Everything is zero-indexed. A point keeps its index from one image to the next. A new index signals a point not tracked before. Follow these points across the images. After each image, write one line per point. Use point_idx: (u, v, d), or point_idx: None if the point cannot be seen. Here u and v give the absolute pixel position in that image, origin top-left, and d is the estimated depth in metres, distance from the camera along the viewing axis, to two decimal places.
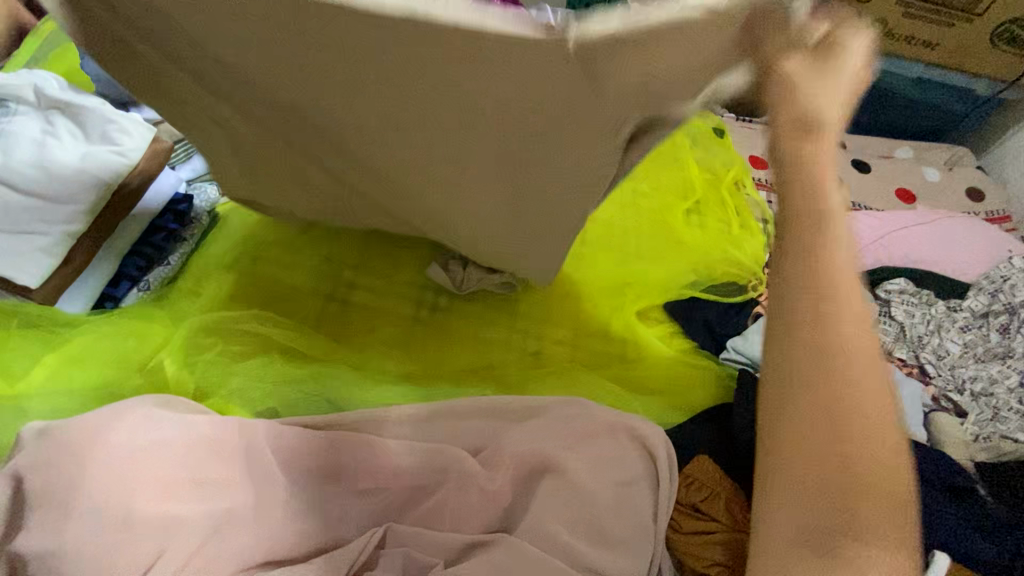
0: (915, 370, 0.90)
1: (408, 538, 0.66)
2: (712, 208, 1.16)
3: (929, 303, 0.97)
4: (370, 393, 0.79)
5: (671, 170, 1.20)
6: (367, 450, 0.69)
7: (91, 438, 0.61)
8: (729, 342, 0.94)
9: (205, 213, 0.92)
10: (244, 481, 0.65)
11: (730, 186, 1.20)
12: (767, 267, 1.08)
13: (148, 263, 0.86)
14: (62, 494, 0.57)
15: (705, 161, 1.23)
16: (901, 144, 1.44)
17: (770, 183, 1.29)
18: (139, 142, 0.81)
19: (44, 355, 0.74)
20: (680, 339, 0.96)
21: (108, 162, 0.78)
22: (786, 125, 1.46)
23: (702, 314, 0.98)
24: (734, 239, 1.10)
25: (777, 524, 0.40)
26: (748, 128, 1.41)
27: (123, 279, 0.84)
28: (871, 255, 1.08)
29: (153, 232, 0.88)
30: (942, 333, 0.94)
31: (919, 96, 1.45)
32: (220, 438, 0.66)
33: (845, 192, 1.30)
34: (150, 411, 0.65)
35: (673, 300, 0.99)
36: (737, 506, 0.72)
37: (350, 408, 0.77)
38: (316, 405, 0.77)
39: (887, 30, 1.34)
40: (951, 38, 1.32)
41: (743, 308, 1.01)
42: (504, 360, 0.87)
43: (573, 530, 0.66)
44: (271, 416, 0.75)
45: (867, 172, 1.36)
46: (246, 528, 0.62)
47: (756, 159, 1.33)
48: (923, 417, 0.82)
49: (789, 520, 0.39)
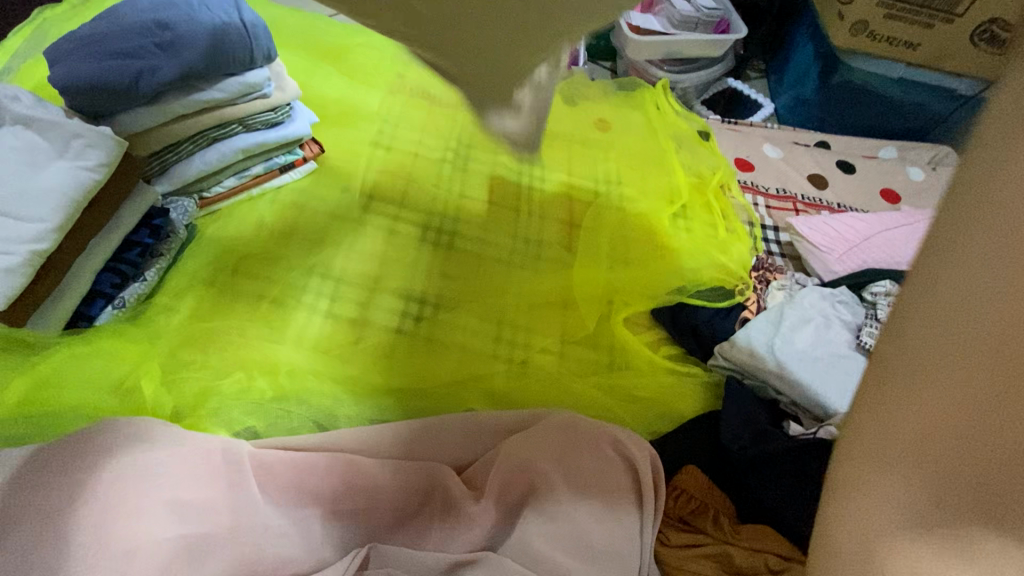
0: None
1: (391, 558, 0.64)
2: (698, 213, 1.16)
3: None
4: (352, 409, 0.77)
5: (656, 176, 1.21)
6: (350, 470, 0.68)
7: (70, 474, 0.59)
8: (717, 347, 0.92)
9: (183, 228, 0.91)
10: (220, 504, 0.63)
11: (716, 189, 1.20)
12: (754, 271, 1.08)
13: (123, 281, 0.84)
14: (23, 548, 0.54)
15: (691, 165, 1.24)
16: (884, 144, 1.45)
17: (757, 185, 1.28)
18: (110, 157, 0.79)
19: (19, 377, 0.72)
20: (669, 347, 0.97)
21: (78, 179, 0.77)
22: (772, 126, 1.46)
23: (691, 319, 0.97)
24: (721, 244, 1.10)
25: (876, 504, 0.38)
26: (733, 130, 1.41)
27: (97, 297, 0.82)
28: (856, 256, 1.07)
29: (129, 248, 0.86)
30: None
31: (901, 97, 1.45)
32: (198, 458, 0.64)
33: (830, 192, 1.31)
34: (107, 446, 0.61)
35: (662, 307, 0.99)
36: (725, 518, 0.72)
37: (332, 427, 0.75)
38: (297, 424, 0.75)
39: (868, 31, 1.35)
40: (931, 39, 1.34)
41: (732, 313, 0.99)
42: (494, 369, 0.86)
43: (561, 547, 0.65)
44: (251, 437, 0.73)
45: (851, 173, 1.36)
46: (225, 551, 0.61)
47: (742, 160, 1.33)
48: None
49: (890, 496, 0.37)
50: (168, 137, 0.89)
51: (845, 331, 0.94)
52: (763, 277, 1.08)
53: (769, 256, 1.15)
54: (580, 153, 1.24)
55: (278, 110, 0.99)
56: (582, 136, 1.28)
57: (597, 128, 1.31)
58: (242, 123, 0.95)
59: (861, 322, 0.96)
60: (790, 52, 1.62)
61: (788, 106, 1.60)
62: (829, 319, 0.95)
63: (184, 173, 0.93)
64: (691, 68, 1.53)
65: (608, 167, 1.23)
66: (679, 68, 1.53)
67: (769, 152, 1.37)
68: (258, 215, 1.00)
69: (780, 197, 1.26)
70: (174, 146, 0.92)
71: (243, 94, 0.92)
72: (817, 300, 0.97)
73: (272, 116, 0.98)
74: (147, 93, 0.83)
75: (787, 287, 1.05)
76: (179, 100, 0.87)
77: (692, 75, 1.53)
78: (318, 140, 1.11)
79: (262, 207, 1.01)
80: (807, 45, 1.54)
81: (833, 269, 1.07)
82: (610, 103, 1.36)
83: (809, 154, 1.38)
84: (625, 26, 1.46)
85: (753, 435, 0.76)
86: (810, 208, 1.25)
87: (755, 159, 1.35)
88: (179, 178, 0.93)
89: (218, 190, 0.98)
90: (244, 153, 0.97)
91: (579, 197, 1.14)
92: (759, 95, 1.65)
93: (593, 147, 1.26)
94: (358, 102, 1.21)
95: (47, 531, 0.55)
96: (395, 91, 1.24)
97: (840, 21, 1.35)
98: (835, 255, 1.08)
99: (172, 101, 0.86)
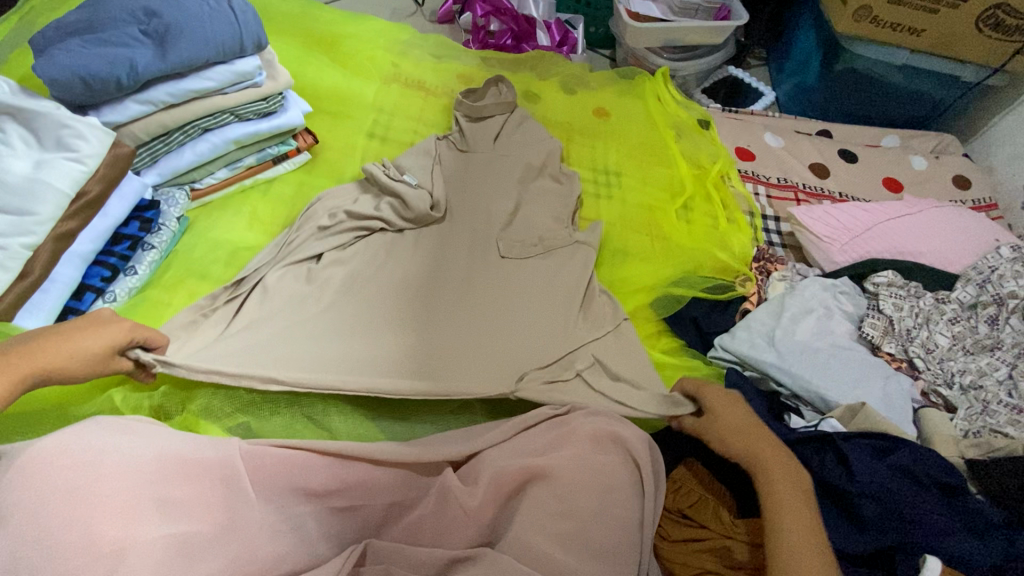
0: (904, 364, 0.89)
1: (387, 554, 0.64)
2: (699, 203, 1.14)
3: (916, 295, 0.97)
4: (346, 407, 0.77)
5: (656, 167, 1.20)
6: (345, 469, 0.69)
7: (52, 469, 0.56)
8: (717, 338, 0.93)
9: (174, 219, 0.91)
10: (209, 502, 0.62)
11: (717, 179, 1.18)
12: (754, 262, 1.07)
13: (114, 274, 0.83)
14: (1, 551, 0.51)
15: (691, 154, 1.23)
16: (886, 133, 1.44)
17: (758, 174, 1.27)
18: (98, 148, 0.76)
19: None
20: (670, 337, 0.95)
21: (65, 171, 0.74)
22: (773, 115, 1.44)
23: (690, 312, 0.97)
24: (721, 235, 1.08)
25: None
26: (734, 119, 1.39)
27: (87, 291, 0.80)
28: (858, 247, 1.06)
29: (118, 241, 0.85)
30: (930, 326, 0.93)
31: (905, 84, 1.43)
32: (189, 456, 0.63)
33: (832, 182, 1.29)
34: (100, 443, 0.60)
35: (660, 298, 0.98)
36: (725, 512, 0.70)
37: (330, 430, 0.75)
38: (291, 424, 0.75)
39: (872, 17, 1.30)
40: (936, 24, 1.29)
41: (730, 305, 0.99)
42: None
43: (559, 543, 0.63)
44: (244, 433, 0.73)
45: (853, 161, 1.34)
46: (217, 550, 0.59)
47: (743, 149, 1.31)
48: (911, 411, 0.79)
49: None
50: (155, 127, 0.86)
51: (846, 322, 0.93)
52: (763, 268, 1.07)
53: (770, 246, 1.14)
54: (579, 142, 1.24)
55: (270, 99, 0.97)
56: (581, 126, 1.27)
57: (596, 116, 1.29)
58: (233, 114, 0.94)
59: (863, 313, 0.95)
60: (792, 39, 1.60)
61: (791, 94, 1.60)
62: (830, 310, 0.94)
63: (175, 165, 0.92)
64: (691, 56, 1.52)
65: (607, 156, 1.22)
66: (679, 56, 1.51)
67: (771, 140, 1.35)
68: (253, 209, 1.00)
69: (781, 186, 1.25)
70: (164, 136, 0.89)
71: (233, 83, 0.90)
72: (819, 291, 0.96)
73: (263, 105, 0.96)
74: (134, 81, 0.80)
75: (789, 278, 1.04)
76: (167, 89, 0.84)
77: (691, 63, 1.51)
78: (311, 131, 1.09)
79: (258, 202, 1.01)
80: (809, 31, 1.52)
81: (834, 259, 1.05)
82: (608, 92, 1.34)
83: (811, 142, 1.36)
84: (624, 13, 1.44)
85: None
86: (811, 198, 1.24)
87: (757, 147, 1.33)
88: (169, 169, 0.92)
89: (211, 182, 0.98)
90: (236, 143, 0.95)
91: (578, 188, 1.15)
92: (759, 84, 1.64)
93: (593, 135, 1.25)
94: (353, 91, 1.19)
95: (30, 530, 0.52)
96: (390, 82, 1.23)
97: (842, 7, 1.32)
98: (837, 245, 1.06)
99: (158, 90, 0.84)
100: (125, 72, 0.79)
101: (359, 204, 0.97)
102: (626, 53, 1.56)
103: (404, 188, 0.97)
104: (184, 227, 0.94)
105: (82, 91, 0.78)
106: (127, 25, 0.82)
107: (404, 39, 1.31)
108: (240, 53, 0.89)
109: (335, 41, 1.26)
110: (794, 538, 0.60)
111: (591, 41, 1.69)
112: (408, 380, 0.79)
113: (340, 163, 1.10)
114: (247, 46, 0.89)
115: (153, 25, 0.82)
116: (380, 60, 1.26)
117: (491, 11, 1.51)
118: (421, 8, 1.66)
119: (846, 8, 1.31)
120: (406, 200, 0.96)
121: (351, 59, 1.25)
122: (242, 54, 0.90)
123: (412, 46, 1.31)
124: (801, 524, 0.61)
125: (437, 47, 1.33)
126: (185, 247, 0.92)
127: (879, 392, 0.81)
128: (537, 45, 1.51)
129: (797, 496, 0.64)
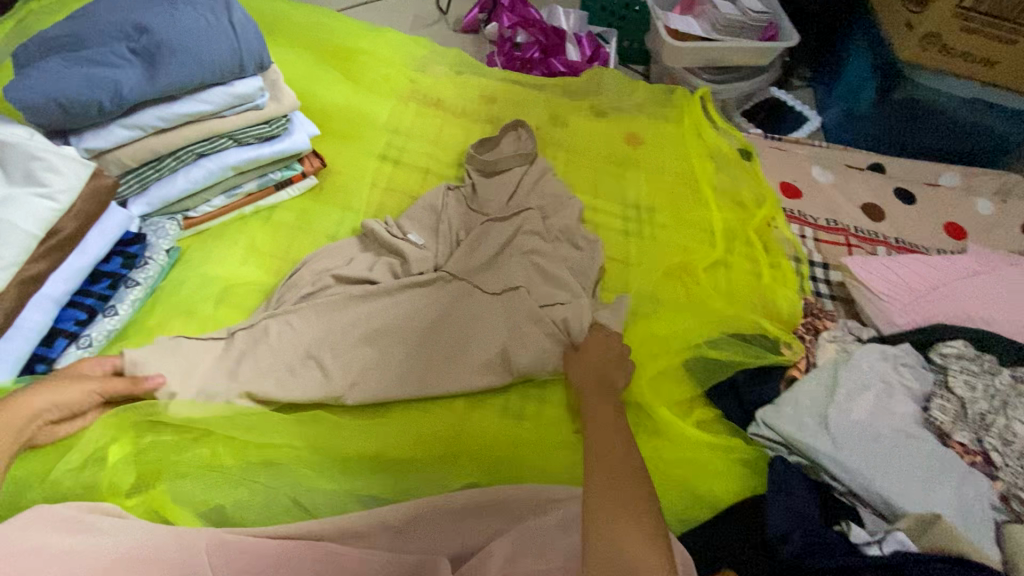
0: (978, 458, 0.77)
1: None
2: (739, 248, 1.04)
3: (990, 372, 0.84)
4: (333, 484, 0.68)
5: (693, 205, 1.10)
6: (329, 566, 0.59)
7: None
8: (759, 412, 0.81)
9: (163, 252, 0.82)
10: None
11: (760, 221, 1.07)
12: (802, 319, 0.96)
13: (90, 317, 0.74)
14: None
15: (730, 190, 1.12)
16: (946, 170, 1.30)
17: (804, 215, 1.15)
18: (71, 180, 0.69)
19: None
20: (704, 407, 0.84)
21: (33, 210, 0.66)
22: (820, 145, 1.32)
23: (729, 378, 0.86)
24: (763, 288, 0.97)
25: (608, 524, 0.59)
26: (778, 149, 1.27)
27: (59, 335, 0.72)
28: (921, 308, 0.94)
29: (97, 279, 0.77)
30: (1008, 411, 0.80)
31: (970, 118, 1.29)
32: (135, 551, 0.55)
33: (886, 225, 1.16)
34: (44, 542, 0.54)
35: (694, 360, 0.87)
36: None
37: (314, 511, 0.65)
38: (272, 503, 0.65)
39: (941, 44, 1.19)
40: (1013, 55, 1.17)
41: (774, 372, 0.87)
42: (513, 429, 0.78)
43: None
44: (219, 519, 0.63)
45: (911, 202, 1.21)
46: None
47: (788, 186, 1.19)
48: (991, 527, 0.68)
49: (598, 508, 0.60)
50: (144, 153, 0.78)
51: (909, 401, 0.81)
52: (811, 325, 0.95)
53: (818, 298, 1.02)
54: (609, 171, 1.13)
55: (272, 122, 0.88)
56: (611, 154, 1.16)
57: (627, 142, 1.18)
58: (232, 138, 0.85)
59: (929, 390, 0.83)
60: (842, 61, 1.47)
61: (837, 121, 1.45)
62: (891, 386, 0.82)
63: (166, 193, 0.84)
64: (732, 78, 1.40)
65: (638, 189, 1.11)
66: (720, 78, 1.39)
67: (819, 175, 1.22)
68: (250, 239, 0.91)
69: (830, 229, 1.13)
70: (154, 161, 0.81)
71: (231, 106, 0.82)
72: (877, 361, 0.84)
73: (265, 129, 0.87)
74: (119, 105, 0.72)
75: (840, 339, 0.92)
76: (157, 113, 0.76)
77: (733, 86, 1.39)
78: (319, 154, 1.00)
79: (255, 231, 0.92)
80: (863, 54, 1.39)
81: (894, 321, 0.94)
82: (642, 116, 1.24)
83: (863, 178, 1.23)
84: (662, 30, 1.33)
85: (806, 543, 0.63)
86: (863, 243, 1.11)
87: (803, 183, 1.21)
88: (159, 198, 0.84)
89: (206, 210, 0.90)
90: (234, 170, 0.87)
91: (607, 223, 1.05)
92: (806, 107, 1.51)
93: (624, 164, 1.15)
94: (366, 109, 1.10)
95: None
96: (406, 99, 1.14)
97: (909, 32, 1.21)
98: (897, 304, 0.95)
99: (148, 114, 0.76)
100: (109, 96, 0.71)
101: (354, 265, 0.87)
102: (661, 71, 1.45)
103: (408, 249, 0.88)
104: (175, 259, 0.85)
105: (61, 116, 0.71)
106: (116, 42, 0.74)
107: (423, 53, 1.22)
108: (239, 73, 0.81)
109: (350, 54, 1.18)
110: (608, 457, 0.67)
111: (624, 56, 1.58)
112: (387, 480, 0.70)
113: (346, 189, 1.00)
114: (247, 67, 0.80)
115: (144, 42, 0.74)
116: (397, 75, 1.17)
117: (518, 22, 1.41)
118: (445, 16, 1.57)
119: (912, 33, 1.21)
120: (408, 259, 0.88)
121: (365, 74, 1.16)
122: (242, 74, 0.81)
123: (432, 61, 1.22)
124: (620, 500, 0.61)
125: (458, 62, 1.24)
126: (173, 283, 0.84)
127: (952, 499, 0.69)
128: (565, 60, 1.40)
129: (616, 451, 0.68)
